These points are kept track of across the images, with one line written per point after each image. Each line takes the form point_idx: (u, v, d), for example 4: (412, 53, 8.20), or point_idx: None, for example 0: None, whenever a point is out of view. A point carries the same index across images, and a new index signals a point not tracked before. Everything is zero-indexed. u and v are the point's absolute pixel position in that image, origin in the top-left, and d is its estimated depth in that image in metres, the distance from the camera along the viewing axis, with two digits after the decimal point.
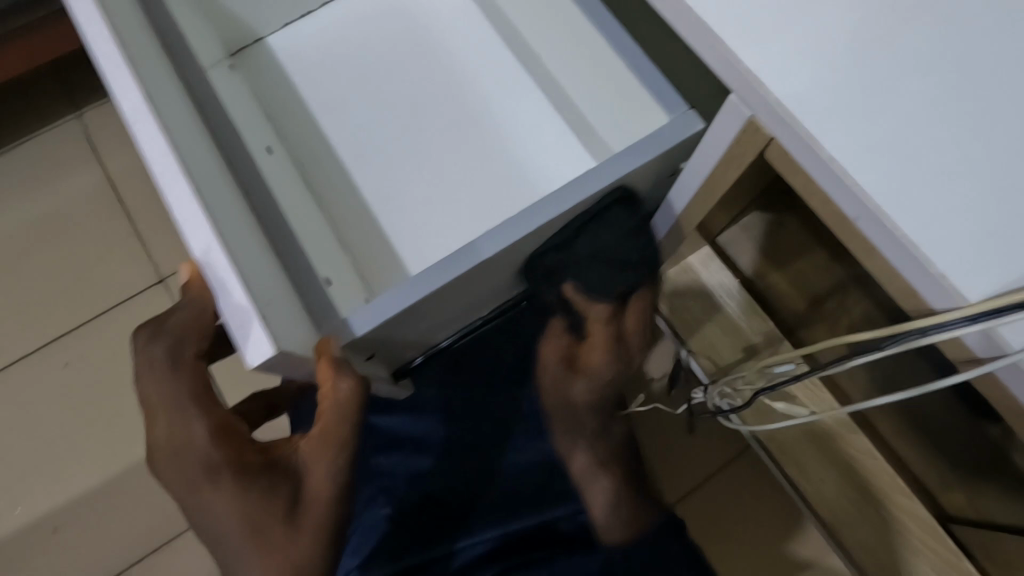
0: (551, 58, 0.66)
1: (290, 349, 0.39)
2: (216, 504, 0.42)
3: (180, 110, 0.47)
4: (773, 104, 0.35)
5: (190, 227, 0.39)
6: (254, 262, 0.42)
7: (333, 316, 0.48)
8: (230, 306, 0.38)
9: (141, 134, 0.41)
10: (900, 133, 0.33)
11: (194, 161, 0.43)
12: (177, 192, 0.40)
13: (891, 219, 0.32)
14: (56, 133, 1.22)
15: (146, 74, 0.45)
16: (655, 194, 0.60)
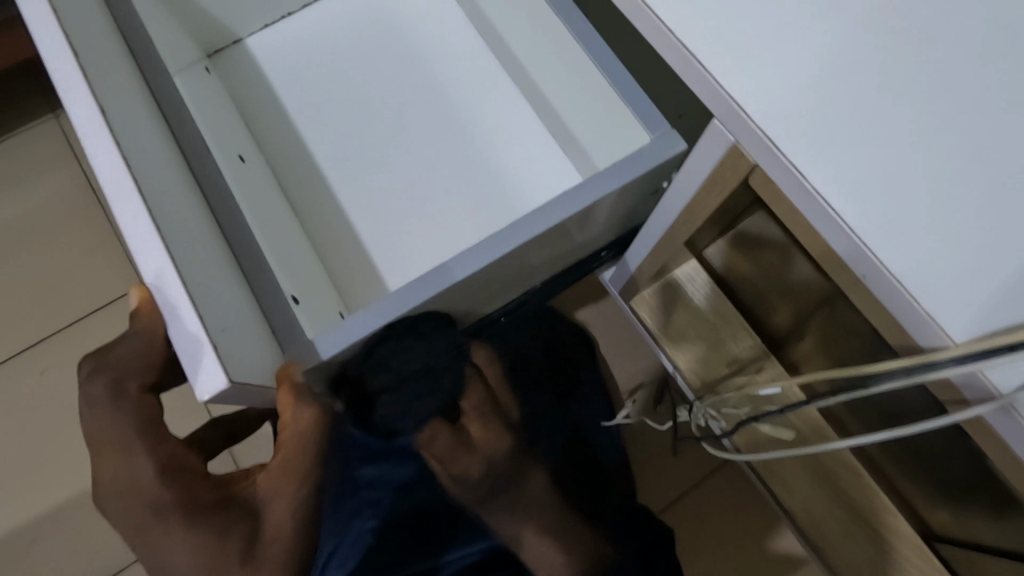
0: (531, 63, 0.63)
1: (246, 381, 0.37)
2: (176, 539, 0.41)
3: (144, 121, 0.45)
4: (758, 132, 0.33)
5: (139, 248, 0.36)
6: (216, 287, 0.40)
7: (299, 338, 0.45)
8: (181, 336, 0.36)
9: (91, 148, 0.38)
10: (886, 162, 0.31)
11: (152, 175, 0.40)
12: (127, 211, 0.37)
13: (875, 254, 0.31)
14: (34, 134, 1.19)
15: (102, 78, 0.42)
16: (638, 210, 0.59)
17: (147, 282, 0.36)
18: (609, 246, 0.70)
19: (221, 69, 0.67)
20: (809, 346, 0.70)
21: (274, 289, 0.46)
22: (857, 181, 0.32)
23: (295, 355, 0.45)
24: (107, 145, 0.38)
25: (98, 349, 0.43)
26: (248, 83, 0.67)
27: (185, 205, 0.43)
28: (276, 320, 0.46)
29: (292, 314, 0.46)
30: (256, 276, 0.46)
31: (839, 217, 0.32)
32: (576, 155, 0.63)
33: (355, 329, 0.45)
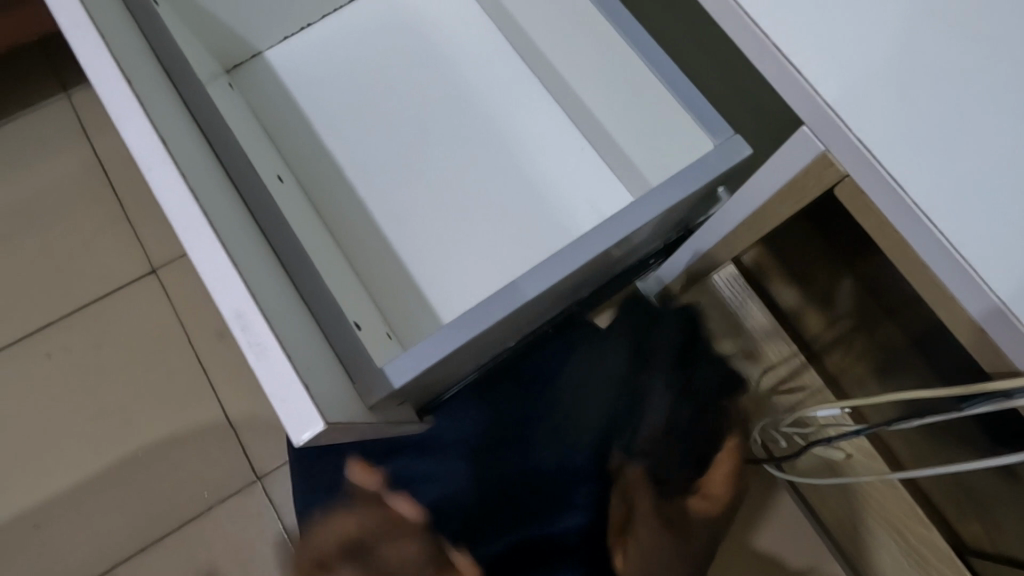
0: (562, 65, 0.62)
1: (339, 421, 0.34)
2: None
3: (187, 138, 0.42)
4: (860, 149, 0.32)
5: (216, 282, 0.34)
6: (285, 318, 0.37)
7: (367, 366, 0.42)
8: (268, 376, 0.32)
9: (151, 176, 0.37)
10: (986, 182, 0.30)
11: (210, 201, 0.38)
12: (197, 243, 0.35)
13: (973, 268, 0.30)
14: (45, 113, 1.16)
15: (150, 101, 0.40)
16: (693, 214, 0.58)
17: (226, 320, 0.33)
18: (656, 252, 0.69)
19: (241, 85, 0.64)
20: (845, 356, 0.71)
21: (335, 315, 0.42)
22: (962, 198, 0.30)
23: (365, 385, 0.42)
24: (168, 173, 0.37)
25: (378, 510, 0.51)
26: (272, 97, 0.65)
27: (241, 228, 0.41)
28: (341, 347, 0.42)
29: (358, 341, 0.42)
30: (312, 299, 0.42)
31: (940, 234, 0.30)
32: (622, 167, 0.62)
33: (433, 352, 0.43)
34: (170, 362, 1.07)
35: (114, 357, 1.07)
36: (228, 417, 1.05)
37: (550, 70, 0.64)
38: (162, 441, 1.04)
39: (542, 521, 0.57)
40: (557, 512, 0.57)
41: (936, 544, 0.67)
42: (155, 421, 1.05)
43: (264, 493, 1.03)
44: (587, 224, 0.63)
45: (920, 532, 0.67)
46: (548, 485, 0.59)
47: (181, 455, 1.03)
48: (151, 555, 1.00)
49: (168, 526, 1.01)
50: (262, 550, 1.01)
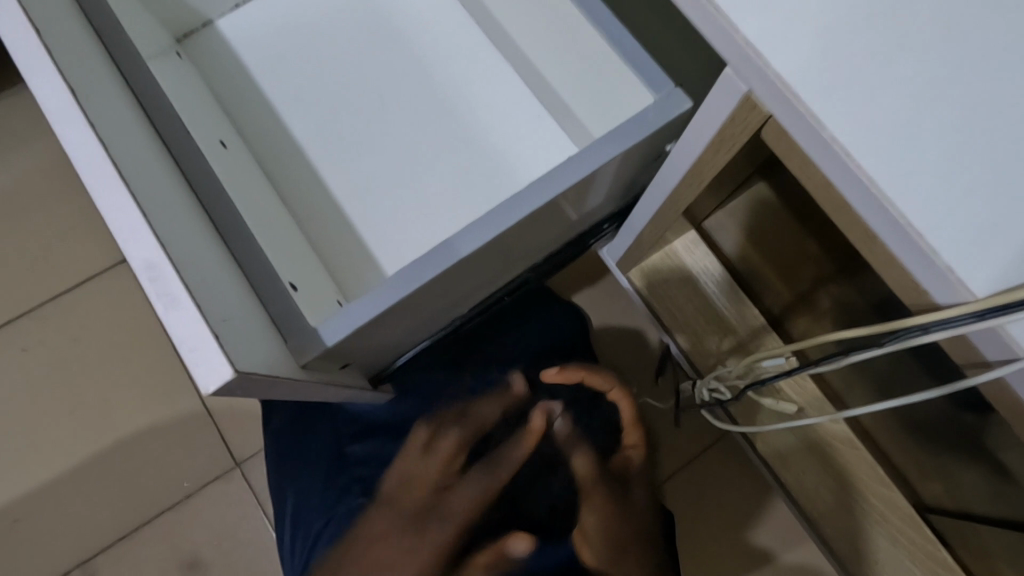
0: (521, 35, 0.62)
1: (253, 371, 0.34)
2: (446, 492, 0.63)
3: (111, 96, 0.42)
4: (779, 86, 0.32)
5: (126, 236, 0.34)
6: (206, 274, 0.37)
7: (301, 323, 0.42)
8: (177, 323, 0.32)
9: (64, 131, 0.36)
10: (907, 113, 0.30)
11: (129, 158, 0.38)
12: (108, 197, 0.34)
13: (890, 203, 0.30)
14: (7, 103, 1.14)
15: (68, 57, 0.40)
16: (641, 175, 0.57)
17: (136, 272, 0.33)
18: (610, 217, 0.69)
19: (191, 54, 0.63)
20: (808, 319, 0.70)
21: (269, 275, 0.43)
22: (877, 132, 0.30)
23: (299, 345, 0.42)
24: (80, 127, 0.36)
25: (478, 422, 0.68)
26: (221, 66, 0.64)
27: (166, 186, 0.40)
28: (278, 310, 0.43)
29: (293, 304, 0.43)
30: (248, 260, 0.43)
31: (854, 165, 0.30)
32: (576, 131, 0.61)
33: (360, 314, 0.43)
34: (146, 351, 1.06)
35: (86, 348, 1.06)
36: (205, 405, 1.04)
37: (505, 38, 0.63)
38: (140, 431, 1.03)
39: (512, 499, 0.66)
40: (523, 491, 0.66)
41: (896, 504, 0.66)
42: (132, 411, 1.04)
43: (243, 480, 1.02)
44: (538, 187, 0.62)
45: (880, 491, 0.66)
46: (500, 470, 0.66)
47: (160, 445, 1.03)
48: (133, 545, 1.00)
49: (149, 514, 1.01)
50: (242, 534, 1.01)
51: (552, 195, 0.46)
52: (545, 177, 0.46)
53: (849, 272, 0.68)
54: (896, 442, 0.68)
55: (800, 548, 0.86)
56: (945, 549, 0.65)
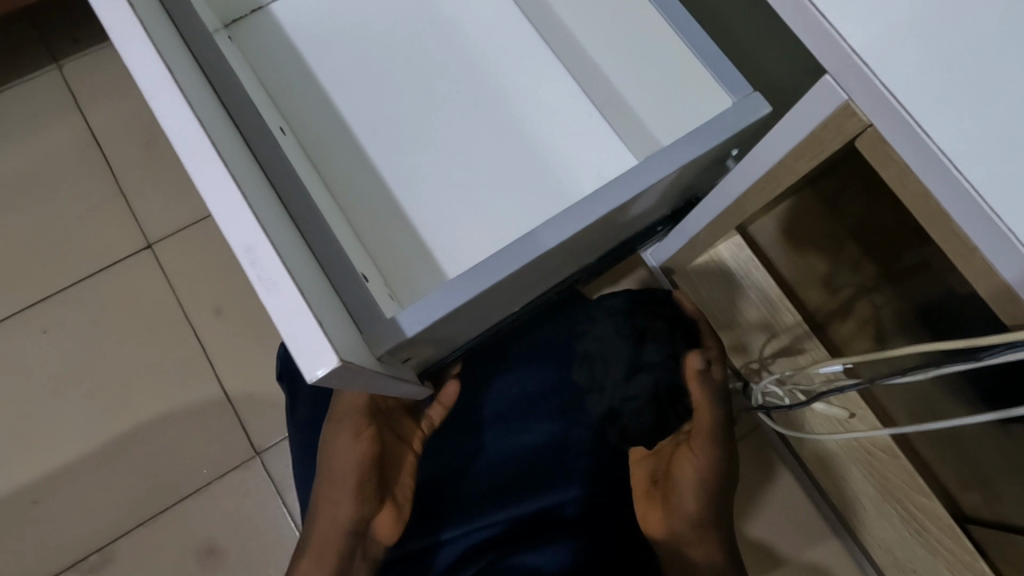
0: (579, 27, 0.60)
1: (351, 360, 0.34)
2: (340, 504, 0.59)
3: (193, 79, 0.42)
4: (886, 96, 0.32)
5: (227, 218, 0.34)
6: (296, 262, 0.37)
7: (376, 315, 0.42)
8: (283, 308, 0.33)
9: (163, 113, 0.36)
10: (1014, 127, 0.30)
11: (221, 141, 0.38)
12: (209, 179, 0.34)
13: (997, 214, 0.29)
14: (36, 85, 1.14)
15: (158, 38, 0.40)
16: (699, 180, 0.57)
17: (237, 255, 0.33)
18: (664, 219, 0.70)
19: (242, 40, 0.63)
20: (852, 326, 0.69)
21: (344, 265, 0.43)
22: (983, 143, 0.30)
23: (375, 336, 0.42)
24: (178, 108, 0.36)
25: (359, 438, 0.60)
26: (273, 52, 0.63)
27: (249, 172, 0.40)
28: (351, 301, 0.42)
29: (367, 293, 0.43)
30: (324, 251, 0.43)
31: (959, 175, 0.30)
32: (634, 138, 0.61)
33: (436, 307, 0.43)
34: (168, 337, 1.06)
35: (110, 332, 1.06)
36: (227, 393, 1.04)
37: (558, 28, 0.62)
38: (161, 415, 1.03)
39: (540, 498, 0.63)
40: (550, 491, 0.64)
41: (935, 513, 0.65)
42: (154, 396, 1.04)
43: (263, 468, 1.02)
44: (591, 187, 0.62)
45: (919, 501, 0.66)
46: (525, 464, 0.65)
47: (181, 430, 1.03)
48: (153, 531, 0.99)
49: (170, 500, 1.01)
50: (262, 523, 1.00)
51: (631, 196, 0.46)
52: (621, 178, 0.46)
53: (891, 278, 0.68)
54: (940, 456, 0.68)
55: (820, 551, 0.85)
56: (984, 560, 0.63)
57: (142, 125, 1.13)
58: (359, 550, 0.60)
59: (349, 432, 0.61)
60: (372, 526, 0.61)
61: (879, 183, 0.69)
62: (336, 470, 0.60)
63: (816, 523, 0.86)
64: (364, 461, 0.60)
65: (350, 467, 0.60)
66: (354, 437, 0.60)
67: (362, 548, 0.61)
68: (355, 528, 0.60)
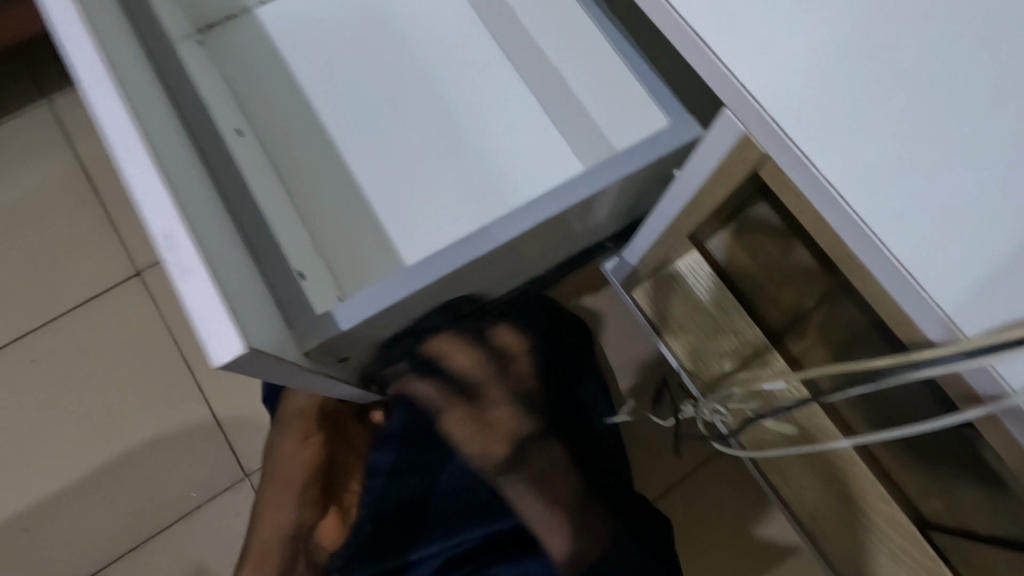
0: (544, 37, 0.61)
1: (263, 349, 0.34)
2: (283, 508, 0.65)
3: (140, 75, 0.42)
4: (768, 120, 0.33)
5: (147, 205, 0.33)
6: (224, 254, 0.37)
7: (310, 313, 0.43)
8: (194, 298, 0.32)
9: (95, 99, 0.36)
10: (897, 158, 0.31)
11: (153, 130, 0.38)
12: (134, 164, 0.34)
13: (883, 243, 0.31)
14: (26, 119, 1.17)
15: (102, 29, 0.40)
16: (643, 197, 0.59)
17: (154, 241, 0.33)
18: (612, 236, 0.70)
19: (211, 47, 0.64)
20: (809, 339, 0.71)
21: (282, 265, 0.44)
22: (866, 174, 0.32)
23: (304, 331, 0.43)
24: (109, 95, 0.36)
25: (302, 445, 0.66)
26: (239, 59, 0.64)
27: (187, 163, 0.40)
28: (286, 298, 0.43)
29: (303, 292, 0.44)
30: (263, 252, 0.43)
31: (849, 207, 0.32)
32: (580, 145, 0.63)
33: (373, 303, 0.45)
34: (156, 362, 1.08)
35: (99, 359, 1.08)
36: (215, 415, 1.06)
37: (520, 49, 0.64)
38: (149, 440, 1.05)
39: (524, 512, 0.65)
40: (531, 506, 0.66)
41: (895, 519, 0.65)
42: (142, 421, 1.06)
43: (252, 491, 1.04)
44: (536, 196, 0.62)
45: (881, 510, 0.65)
46: (498, 482, 0.67)
47: (170, 454, 1.05)
48: (142, 556, 1.01)
49: (160, 524, 1.02)
50: None
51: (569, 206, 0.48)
52: (555, 190, 0.48)
53: (847, 289, 0.71)
54: (897, 461, 0.70)
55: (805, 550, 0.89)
56: (944, 564, 0.63)
57: None
58: (302, 553, 0.65)
59: (296, 437, 0.66)
60: (315, 531, 0.66)
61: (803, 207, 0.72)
62: (282, 472, 0.66)
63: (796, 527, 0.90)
64: (308, 469, 0.66)
65: (296, 470, 0.66)
66: (301, 442, 0.66)
67: (305, 553, 0.65)
68: (297, 530, 0.65)
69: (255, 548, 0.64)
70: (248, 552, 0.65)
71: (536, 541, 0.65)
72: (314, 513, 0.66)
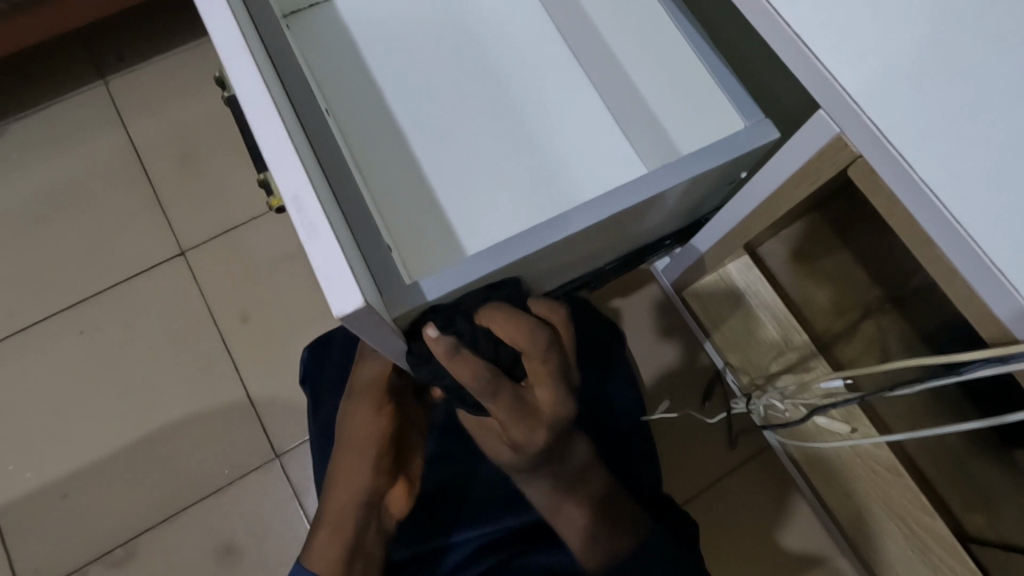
0: (614, 40, 0.63)
1: (374, 305, 0.37)
2: (356, 477, 0.62)
3: (259, 51, 0.45)
4: (868, 125, 0.36)
5: (278, 168, 0.36)
6: (334, 218, 0.40)
7: (401, 282, 0.46)
8: (323, 251, 0.35)
9: (235, 69, 0.39)
10: (993, 162, 0.33)
11: (279, 101, 0.41)
12: (267, 128, 0.37)
13: (976, 242, 0.33)
14: (82, 99, 1.21)
15: (235, 8, 0.43)
16: (709, 200, 0.61)
17: (283, 199, 0.36)
18: (671, 235, 0.71)
19: (296, 30, 0.67)
20: (856, 348, 0.71)
21: (372, 236, 0.46)
22: (962, 180, 0.34)
23: (393, 299, 0.45)
24: (246, 66, 0.39)
25: (375, 413, 0.64)
26: (321, 42, 0.67)
27: (298, 136, 0.42)
28: (376, 267, 0.45)
29: (390, 262, 0.46)
30: (357, 223, 0.46)
31: (941, 205, 0.34)
32: (645, 145, 0.64)
33: (456, 279, 0.47)
34: (196, 339, 1.11)
35: (142, 334, 1.11)
36: (250, 395, 1.09)
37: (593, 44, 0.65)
38: (188, 415, 1.08)
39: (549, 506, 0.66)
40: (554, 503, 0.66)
41: (935, 532, 0.66)
42: (182, 396, 1.09)
43: (282, 471, 1.06)
44: (598, 192, 0.64)
45: (922, 520, 0.67)
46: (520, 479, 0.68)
47: (207, 429, 1.07)
48: (175, 526, 1.03)
49: (194, 496, 1.05)
50: (278, 524, 1.03)
51: (646, 197, 0.50)
52: (637, 180, 0.50)
53: (897, 300, 0.72)
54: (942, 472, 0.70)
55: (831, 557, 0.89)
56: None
57: (181, 138, 1.19)
58: (373, 521, 0.63)
59: (369, 406, 0.64)
60: (386, 498, 0.65)
61: (856, 217, 0.75)
62: (355, 439, 0.63)
63: (825, 538, 0.90)
64: (380, 439, 0.64)
65: (368, 439, 0.63)
66: (375, 411, 0.64)
67: (376, 520, 0.63)
68: (370, 498, 0.63)
69: (327, 518, 0.62)
70: (319, 526, 0.62)
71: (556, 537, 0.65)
72: (387, 480, 0.64)
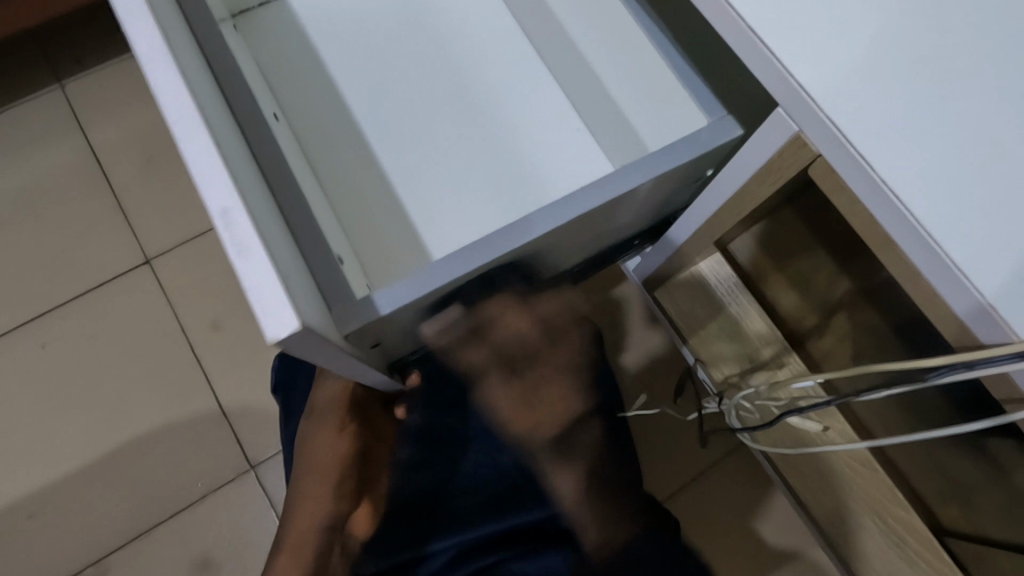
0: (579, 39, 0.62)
1: (312, 325, 0.34)
2: (318, 499, 0.66)
3: (192, 58, 0.43)
4: (827, 123, 0.35)
5: (206, 183, 0.34)
6: (271, 232, 0.37)
7: (350, 294, 0.43)
8: (251, 271, 0.32)
9: (156, 79, 0.36)
10: (954, 163, 0.32)
11: (211, 112, 0.38)
12: (194, 141, 0.35)
13: (939, 243, 0.32)
14: (38, 104, 1.17)
15: (162, 13, 0.41)
16: (676, 198, 0.60)
17: (211, 216, 0.33)
18: (641, 234, 0.70)
19: (245, 32, 0.64)
20: (831, 341, 0.71)
21: (320, 249, 0.44)
22: (923, 179, 0.33)
23: (344, 313, 0.43)
24: (169, 74, 0.36)
25: (336, 436, 0.66)
26: (274, 45, 0.64)
27: (235, 147, 0.40)
28: (325, 280, 0.43)
29: (338, 274, 0.44)
30: (304, 236, 0.44)
31: (901, 205, 0.33)
32: (610, 143, 0.63)
33: (411, 290, 0.44)
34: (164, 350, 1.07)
35: (107, 345, 1.08)
36: (222, 406, 1.06)
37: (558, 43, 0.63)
38: (157, 428, 1.05)
39: (521, 513, 0.64)
40: (527, 508, 0.64)
41: (915, 529, 0.67)
42: (150, 408, 1.05)
43: (257, 482, 1.03)
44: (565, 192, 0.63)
45: (898, 514, 0.67)
46: (495, 488, 0.66)
47: (177, 442, 1.04)
48: (148, 543, 1.00)
49: (166, 511, 1.01)
50: (255, 537, 1.01)
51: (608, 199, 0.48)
52: (599, 181, 0.48)
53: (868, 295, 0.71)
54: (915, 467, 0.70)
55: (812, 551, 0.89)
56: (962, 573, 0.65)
57: (143, 142, 1.15)
58: (336, 542, 0.66)
59: (330, 428, 0.66)
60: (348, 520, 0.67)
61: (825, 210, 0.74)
62: (318, 460, 0.66)
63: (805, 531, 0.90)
64: (341, 463, 0.66)
65: (330, 462, 0.66)
66: (335, 433, 0.66)
67: (339, 540, 0.66)
68: (331, 521, 0.65)
69: (290, 537, 0.66)
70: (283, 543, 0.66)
71: (530, 542, 0.63)
72: (348, 504, 0.66)
